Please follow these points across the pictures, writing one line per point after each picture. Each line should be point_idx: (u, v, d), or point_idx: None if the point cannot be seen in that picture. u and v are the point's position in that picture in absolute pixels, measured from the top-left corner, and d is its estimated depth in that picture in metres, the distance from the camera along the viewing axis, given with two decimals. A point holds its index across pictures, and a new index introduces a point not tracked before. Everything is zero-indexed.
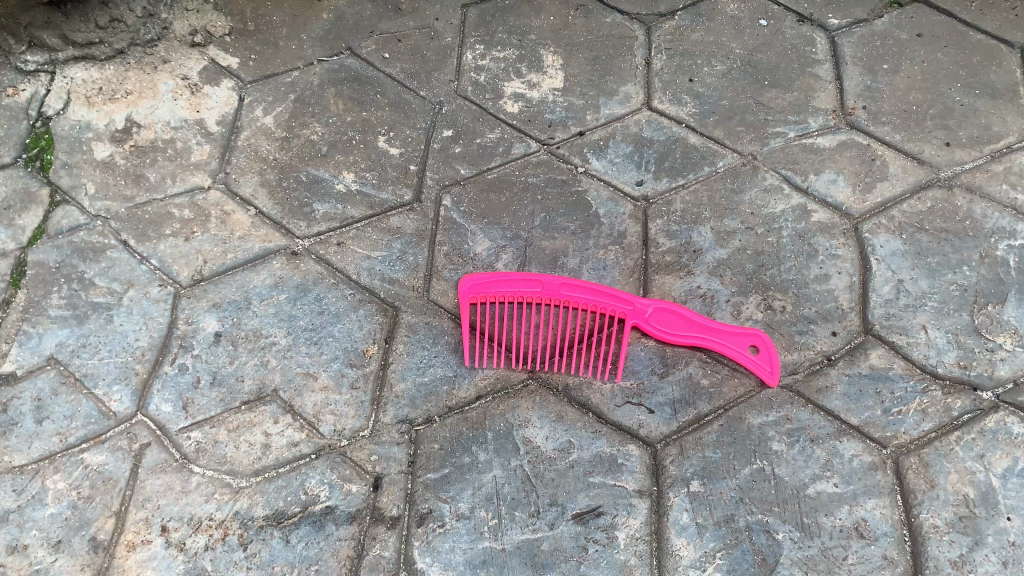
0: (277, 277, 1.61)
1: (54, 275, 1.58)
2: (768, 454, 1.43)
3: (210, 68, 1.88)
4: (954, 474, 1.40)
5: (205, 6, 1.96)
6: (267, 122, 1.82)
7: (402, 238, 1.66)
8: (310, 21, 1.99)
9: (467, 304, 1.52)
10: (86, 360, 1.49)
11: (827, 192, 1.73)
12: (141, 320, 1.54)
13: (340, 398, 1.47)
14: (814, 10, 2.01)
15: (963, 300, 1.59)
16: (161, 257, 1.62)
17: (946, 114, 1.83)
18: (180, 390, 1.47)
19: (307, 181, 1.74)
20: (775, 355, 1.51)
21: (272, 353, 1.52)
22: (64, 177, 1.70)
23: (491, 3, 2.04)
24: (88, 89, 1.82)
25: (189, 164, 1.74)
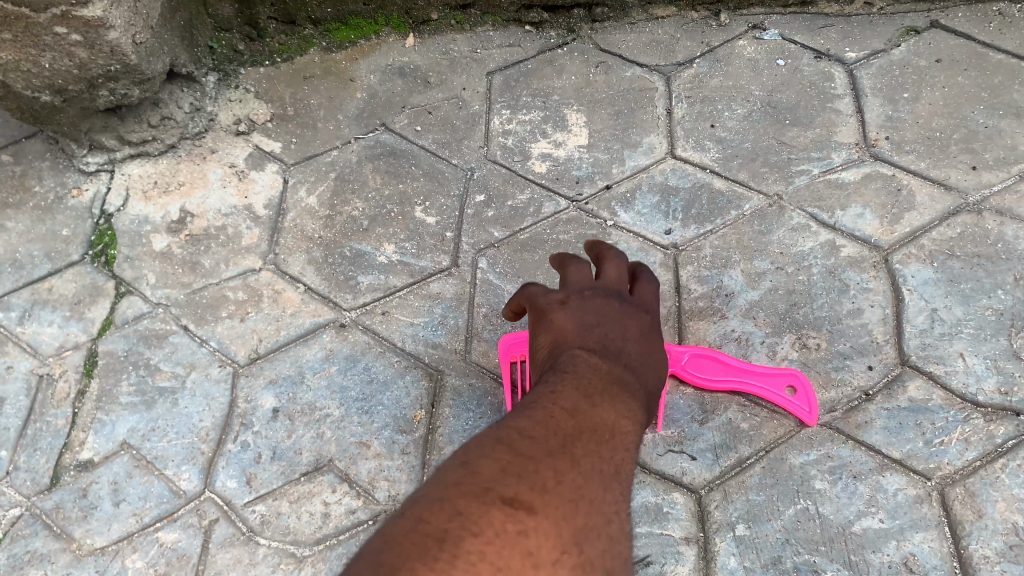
0: (328, 350, 1.70)
1: (123, 363, 1.70)
2: (812, 493, 1.46)
3: (254, 155, 2.00)
4: (1002, 502, 1.41)
5: (246, 96, 2.09)
6: (311, 202, 1.92)
7: (442, 303, 1.74)
8: (345, 100, 2.09)
9: (507, 363, 1.61)
10: (155, 443, 1.60)
11: (855, 226, 1.75)
12: (205, 401, 1.65)
13: (393, 464, 1.55)
14: (831, 45, 2.04)
15: (999, 325, 1.60)
16: (219, 339, 1.72)
17: (971, 138, 1.84)
18: (243, 465, 1.56)
19: (351, 255, 1.83)
20: (812, 395, 1.55)
21: (327, 424, 1.60)
22: (127, 270, 1.83)
23: (514, 68, 2.12)
24: (145, 184, 1.95)
25: (240, 248, 1.85)
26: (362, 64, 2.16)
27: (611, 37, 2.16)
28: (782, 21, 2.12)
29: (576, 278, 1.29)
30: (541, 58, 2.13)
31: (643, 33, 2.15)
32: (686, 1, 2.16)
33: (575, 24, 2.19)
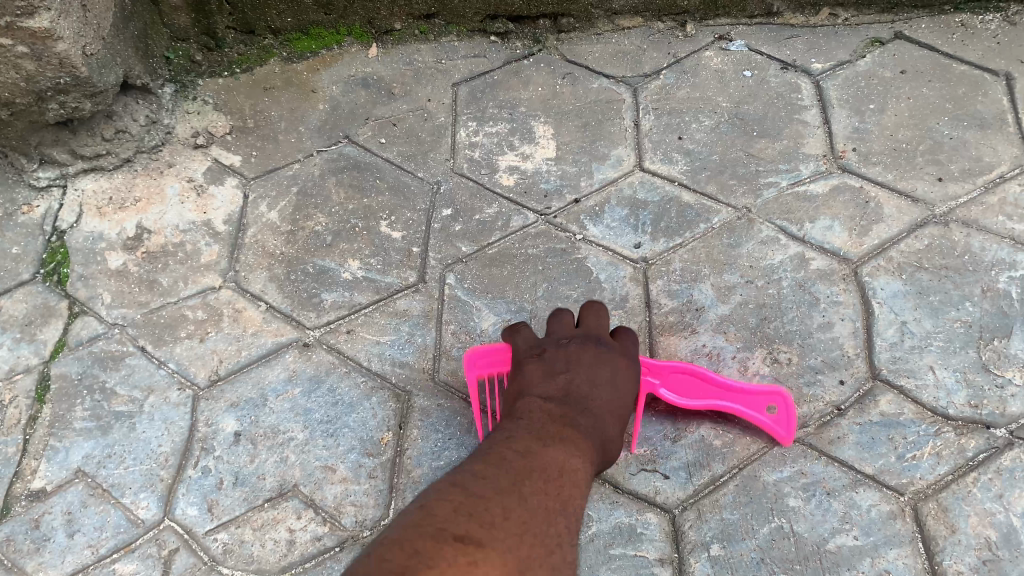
0: (291, 371, 1.65)
1: (77, 387, 1.64)
2: (786, 510, 1.44)
3: (214, 168, 1.94)
4: (974, 517, 1.41)
5: (205, 107, 2.04)
6: (273, 217, 1.87)
7: (409, 320, 1.70)
8: (307, 112, 2.04)
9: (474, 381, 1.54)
10: (111, 470, 1.54)
11: (824, 238, 1.74)
12: (163, 425, 1.59)
13: (359, 488, 1.51)
14: (797, 56, 2.04)
15: (968, 337, 1.60)
16: (179, 361, 1.67)
17: (936, 149, 1.85)
18: (205, 492, 1.51)
19: (315, 272, 1.79)
20: (793, 414, 1.50)
21: (291, 448, 1.56)
22: (81, 289, 1.76)
23: (480, 79, 2.09)
24: (100, 199, 1.89)
25: (200, 266, 1.80)
26: (324, 74, 2.11)
27: (577, 48, 2.13)
28: (747, 32, 2.12)
29: (558, 328, 1.43)
30: (507, 69, 2.10)
31: (609, 44, 2.13)
32: (652, 12, 2.15)
33: (541, 34, 2.16)
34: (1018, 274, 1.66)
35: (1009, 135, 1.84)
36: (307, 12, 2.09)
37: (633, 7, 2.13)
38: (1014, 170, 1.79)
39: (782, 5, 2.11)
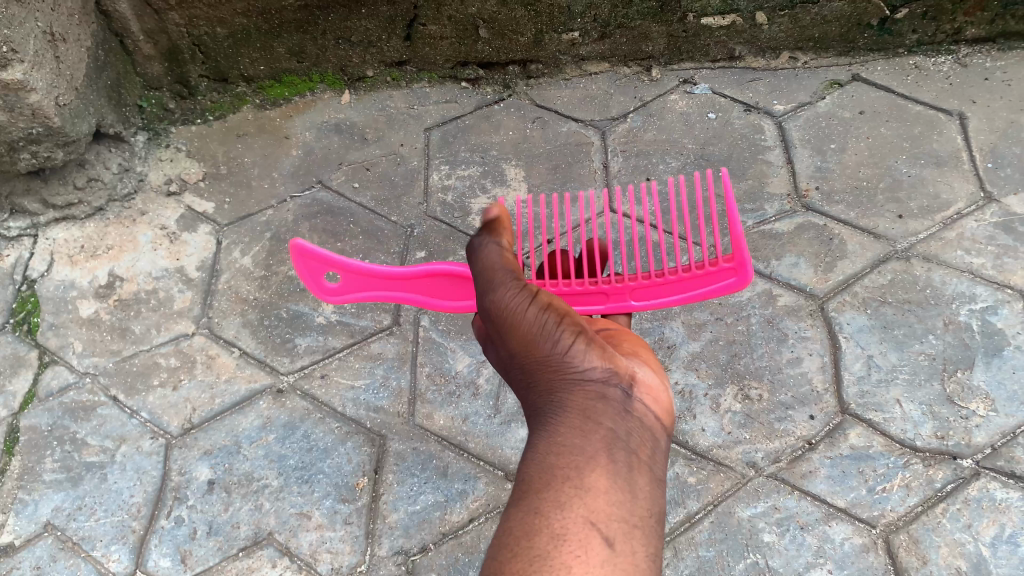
0: (265, 417, 1.65)
1: (47, 438, 1.63)
2: (760, 546, 1.46)
3: (187, 216, 1.94)
4: (945, 548, 1.44)
5: (177, 155, 2.05)
6: (246, 263, 1.87)
7: (384, 363, 1.71)
8: (280, 158, 2.06)
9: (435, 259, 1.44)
10: (82, 522, 1.54)
11: (791, 275, 1.78)
12: (136, 475, 1.58)
13: (335, 535, 1.52)
14: (760, 99, 2.10)
15: (932, 370, 1.63)
16: (151, 409, 1.66)
17: (896, 187, 1.90)
18: (177, 542, 1.51)
19: (288, 316, 1.79)
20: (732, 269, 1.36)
21: (265, 496, 1.56)
22: (52, 338, 1.75)
23: (451, 123, 2.12)
24: (71, 248, 1.89)
25: (172, 312, 1.79)
26: (297, 121, 2.14)
27: (546, 93, 2.18)
28: (712, 75, 2.18)
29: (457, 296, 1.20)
30: (478, 114, 2.14)
31: (577, 89, 2.18)
32: (618, 57, 2.20)
33: (511, 80, 2.21)
34: (978, 307, 1.70)
35: (965, 172, 1.90)
36: (280, 60, 2.12)
37: (600, 53, 2.19)
38: (970, 206, 1.84)
39: (744, 49, 2.17)
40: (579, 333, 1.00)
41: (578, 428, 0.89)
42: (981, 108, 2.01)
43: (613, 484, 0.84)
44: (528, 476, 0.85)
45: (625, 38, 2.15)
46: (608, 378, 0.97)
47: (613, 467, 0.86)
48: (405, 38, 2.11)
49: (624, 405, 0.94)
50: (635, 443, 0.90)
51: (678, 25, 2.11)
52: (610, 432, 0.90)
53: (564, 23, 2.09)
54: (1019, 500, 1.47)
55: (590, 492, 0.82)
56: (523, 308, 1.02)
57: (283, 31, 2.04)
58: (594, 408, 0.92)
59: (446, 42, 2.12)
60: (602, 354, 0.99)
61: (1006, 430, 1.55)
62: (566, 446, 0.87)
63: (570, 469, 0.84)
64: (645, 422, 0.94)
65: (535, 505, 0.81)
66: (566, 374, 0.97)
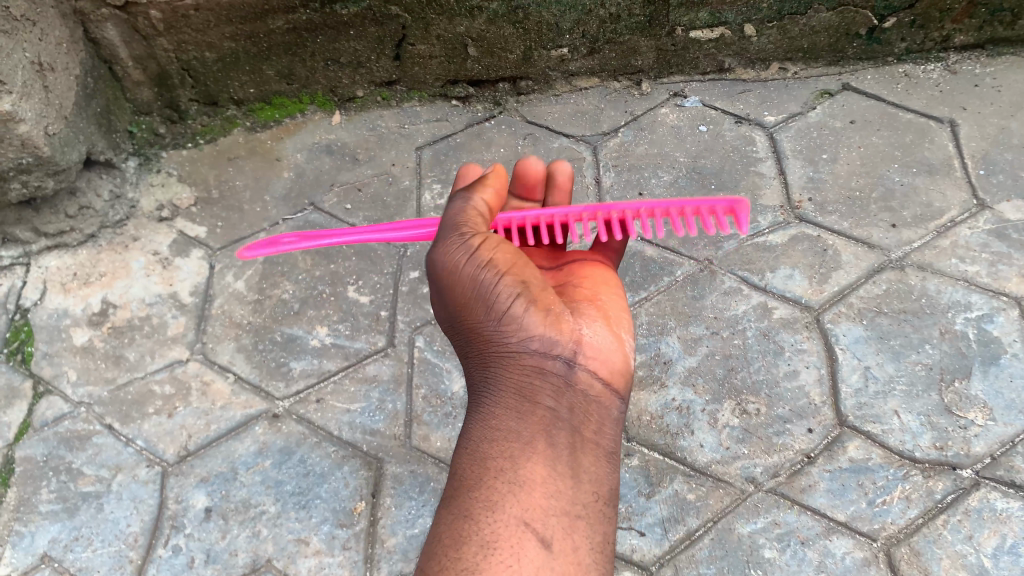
0: (261, 443, 1.64)
1: (43, 469, 1.62)
2: (761, 563, 1.46)
3: (179, 241, 1.94)
4: (946, 560, 1.43)
5: (169, 179, 2.05)
6: (239, 287, 1.86)
7: (379, 386, 1.70)
8: (271, 180, 2.06)
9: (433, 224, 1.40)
10: (79, 554, 1.53)
11: (785, 287, 1.78)
12: (133, 504, 1.58)
13: (334, 560, 1.51)
14: (750, 110, 2.10)
15: (930, 380, 1.63)
16: (147, 438, 1.66)
17: (889, 196, 1.90)
18: (175, 572, 1.51)
19: (283, 340, 1.78)
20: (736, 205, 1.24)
21: (263, 522, 1.56)
22: (46, 367, 1.75)
23: (442, 142, 2.12)
24: (64, 276, 1.88)
25: (166, 339, 1.79)
26: (288, 142, 2.14)
27: (537, 109, 2.18)
28: (702, 87, 2.17)
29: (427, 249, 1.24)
30: (469, 131, 2.14)
31: (568, 104, 2.18)
32: (608, 72, 2.20)
33: (501, 97, 2.20)
34: (974, 315, 1.70)
35: (957, 179, 1.90)
36: (269, 82, 2.11)
37: (589, 68, 2.19)
38: (963, 213, 1.84)
39: (734, 61, 2.17)
40: (522, 302, 1.12)
41: (517, 411, 1.10)
42: (972, 115, 2.01)
43: (547, 474, 1.04)
44: (465, 472, 1.07)
45: (614, 54, 2.15)
46: (547, 350, 1.12)
47: (547, 454, 1.06)
48: (394, 58, 2.11)
49: (564, 377, 1.11)
50: (573, 419, 1.09)
51: (667, 38, 2.11)
52: (548, 414, 1.09)
53: (552, 39, 2.09)
54: (1020, 510, 1.47)
55: (522, 490, 1.02)
56: (463, 274, 1.11)
57: (271, 54, 2.04)
58: (531, 389, 1.10)
59: (435, 60, 2.12)
60: (543, 322, 1.12)
61: (1005, 439, 1.54)
62: (505, 432, 1.08)
63: (506, 462, 1.05)
64: (585, 389, 1.11)
65: (471, 509, 1.02)
66: (509, 352, 1.12)
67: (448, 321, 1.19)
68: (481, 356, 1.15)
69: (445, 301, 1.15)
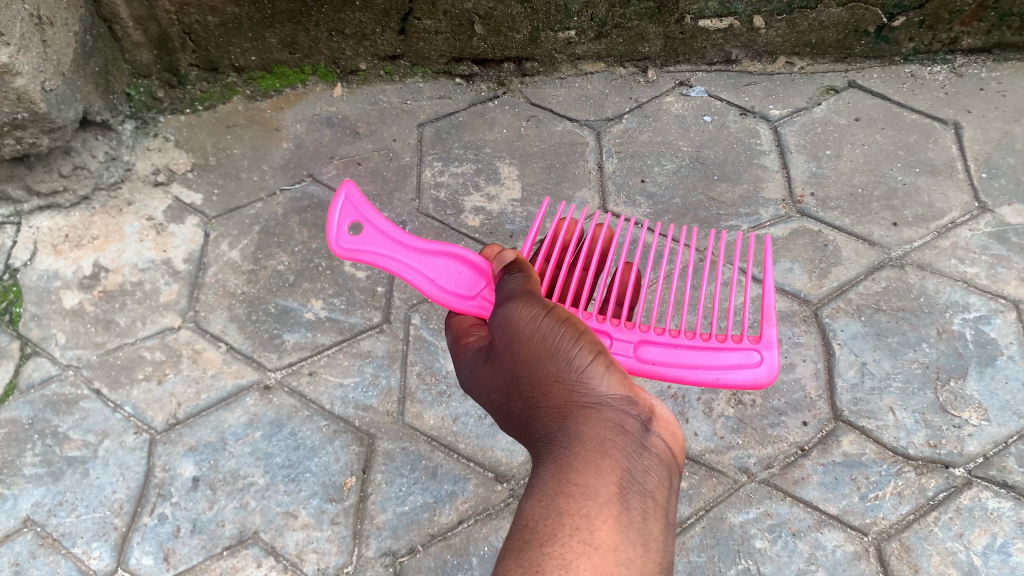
0: (251, 414, 1.62)
1: (28, 431, 1.59)
2: (752, 553, 1.46)
3: (174, 207, 1.91)
4: (936, 556, 1.43)
5: (166, 145, 2.01)
6: (234, 256, 1.84)
7: (374, 361, 1.68)
8: (270, 151, 2.03)
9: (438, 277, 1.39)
10: (62, 518, 1.51)
11: (785, 280, 1.77)
12: (119, 470, 1.55)
13: (322, 535, 1.49)
14: (755, 103, 2.09)
15: (925, 378, 1.63)
16: (135, 404, 1.63)
17: (890, 194, 1.90)
18: (161, 540, 1.49)
19: (276, 312, 1.76)
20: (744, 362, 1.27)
21: (250, 494, 1.54)
22: (33, 328, 1.71)
23: (444, 120, 2.10)
24: (55, 238, 1.85)
25: (158, 305, 1.76)
26: (288, 113, 2.11)
27: (541, 91, 2.16)
28: (707, 78, 2.17)
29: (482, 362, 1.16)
30: (472, 111, 2.12)
31: (572, 88, 2.16)
32: (614, 57, 2.18)
33: (505, 78, 2.19)
34: (972, 316, 1.70)
35: (959, 181, 1.90)
36: (272, 51, 2.09)
37: (596, 52, 2.17)
38: (964, 215, 1.84)
39: (740, 52, 2.16)
40: (599, 361, 1.03)
41: (593, 463, 0.93)
42: (976, 118, 2.01)
43: (623, 538, 0.88)
44: (535, 527, 0.89)
45: (622, 39, 2.13)
46: (626, 409, 0.99)
47: (623, 516, 0.89)
48: (399, 32, 2.08)
49: (642, 437, 0.98)
50: (651, 484, 0.94)
51: (675, 26, 2.10)
52: (626, 469, 0.94)
53: (560, 21, 2.07)
54: (1011, 510, 1.47)
55: (597, 550, 0.85)
56: (539, 330, 1.06)
57: (275, 22, 2.01)
58: (608, 441, 0.96)
59: (441, 37, 2.10)
60: (621, 382, 1.01)
61: (998, 440, 1.55)
62: (581, 486, 0.91)
63: (579, 520, 0.88)
64: (662, 459, 0.97)
65: (541, 565, 0.84)
66: (589, 405, 0.99)
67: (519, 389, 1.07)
68: (551, 403, 1.02)
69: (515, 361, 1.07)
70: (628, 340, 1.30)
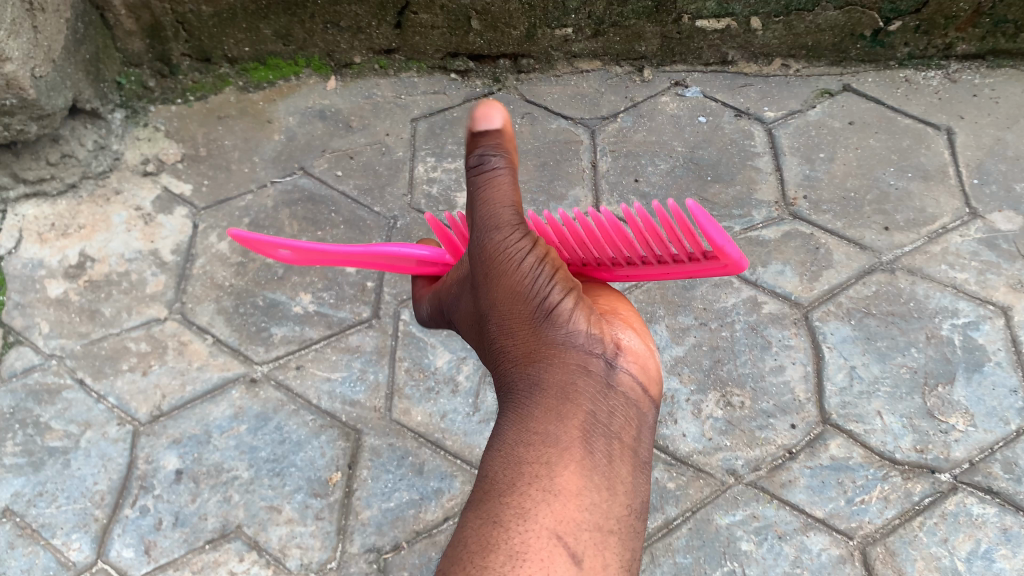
0: (237, 407, 1.61)
1: (9, 421, 1.58)
2: (737, 555, 1.46)
3: (163, 197, 1.89)
4: (921, 561, 1.43)
5: (155, 134, 2.00)
6: (223, 248, 1.82)
7: (362, 356, 1.67)
8: (261, 142, 2.01)
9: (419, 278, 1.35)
10: (42, 509, 1.50)
11: (776, 283, 1.77)
12: (100, 462, 1.54)
13: (306, 530, 1.48)
14: (750, 104, 2.09)
15: (914, 383, 1.63)
16: (119, 395, 1.61)
17: (883, 199, 1.90)
18: (142, 532, 1.47)
19: (264, 305, 1.74)
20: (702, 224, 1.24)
21: (234, 487, 1.53)
22: (17, 317, 1.70)
23: (439, 115, 2.08)
24: (41, 226, 1.83)
25: (145, 296, 1.74)
26: (281, 105, 2.09)
27: (536, 88, 2.15)
28: (703, 79, 2.16)
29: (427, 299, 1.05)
30: (466, 107, 2.10)
31: (568, 86, 2.15)
32: (611, 56, 2.18)
33: (500, 74, 2.18)
34: (961, 321, 1.70)
35: (951, 187, 1.90)
36: (265, 42, 2.07)
37: (592, 50, 2.16)
38: (955, 221, 1.84)
39: (737, 54, 2.16)
40: (563, 299, 0.92)
41: (557, 409, 0.84)
42: (969, 125, 2.01)
43: (586, 485, 0.79)
44: (493, 478, 0.80)
45: (618, 37, 2.12)
46: (590, 349, 0.90)
47: (587, 461, 0.81)
48: (395, 25, 2.07)
49: (609, 376, 0.89)
50: (617, 425, 0.86)
51: (672, 26, 2.09)
52: (590, 411, 0.85)
53: (557, 18, 2.06)
54: (996, 516, 1.47)
55: (558, 499, 0.77)
56: (495, 262, 0.92)
57: (270, 13, 2.00)
58: (575, 384, 0.87)
59: (437, 31, 2.09)
60: (584, 319, 0.92)
61: (984, 445, 1.54)
62: (541, 433, 0.82)
63: (539, 468, 0.79)
64: (630, 397, 0.89)
65: (498, 517, 0.76)
66: (552, 348, 0.90)
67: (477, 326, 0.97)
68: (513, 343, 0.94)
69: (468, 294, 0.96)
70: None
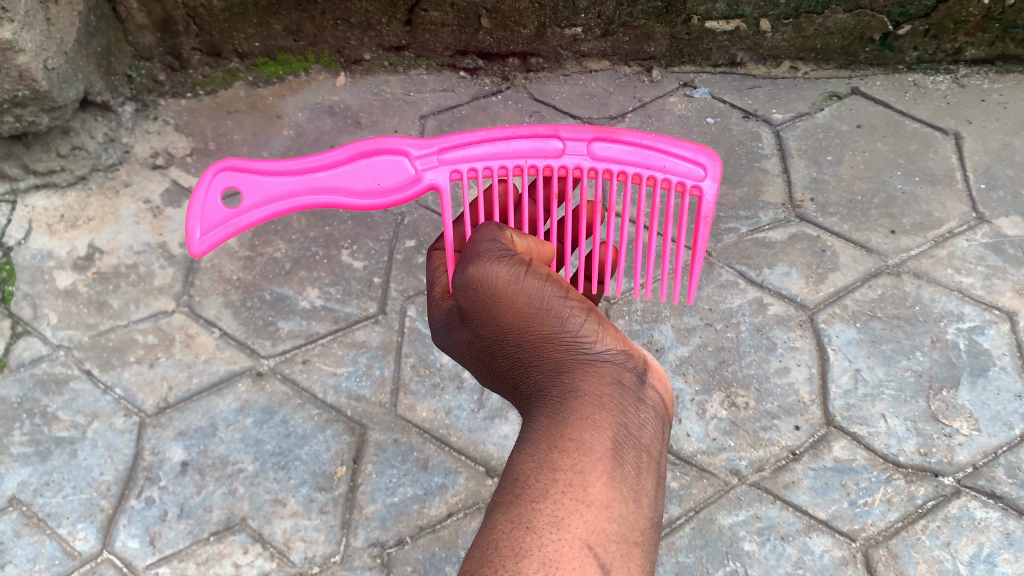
0: (242, 401, 1.62)
1: (17, 410, 1.59)
2: (740, 555, 1.46)
3: (172, 190, 1.90)
4: (923, 564, 1.44)
5: (165, 128, 2.01)
6: (231, 242, 1.83)
7: (368, 351, 1.67)
8: (270, 137, 2.02)
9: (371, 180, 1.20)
10: (49, 499, 1.51)
11: (782, 285, 1.77)
12: (107, 452, 1.55)
13: (310, 524, 1.49)
14: (758, 106, 2.09)
15: (918, 387, 1.63)
16: (126, 386, 1.62)
17: (889, 202, 1.90)
18: (147, 523, 1.48)
19: (272, 299, 1.75)
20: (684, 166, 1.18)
21: (239, 480, 1.53)
22: (26, 307, 1.71)
23: (447, 113, 2.09)
24: (50, 217, 1.84)
25: (153, 288, 1.75)
26: (290, 100, 2.10)
27: (545, 87, 2.16)
28: (712, 80, 2.17)
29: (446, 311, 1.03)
30: (474, 105, 2.11)
31: (576, 85, 2.16)
32: (620, 56, 2.18)
33: (510, 72, 2.18)
34: (966, 325, 1.70)
35: (958, 192, 1.90)
36: (276, 38, 2.07)
37: (601, 50, 2.16)
38: (962, 225, 1.84)
39: (746, 56, 2.16)
40: (593, 319, 0.94)
41: (588, 419, 0.84)
42: (976, 129, 2.01)
43: (616, 494, 0.79)
44: (524, 481, 0.80)
45: (628, 37, 2.12)
46: (622, 365, 0.92)
47: (617, 473, 0.81)
48: (405, 23, 2.07)
49: (638, 392, 0.90)
50: (646, 439, 0.86)
51: (682, 27, 2.09)
52: (622, 423, 0.85)
53: (567, 17, 2.06)
54: (999, 520, 1.47)
55: (591, 507, 0.77)
56: (523, 284, 0.94)
57: (281, 8, 2.00)
58: (604, 396, 0.87)
59: (446, 29, 2.09)
60: (614, 338, 0.94)
61: (988, 450, 1.55)
62: (576, 441, 0.82)
63: (573, 476, 0.79)
64: (658, 411, 0.90)
65: (531, 521, 0.76)
66: (583, 365, 0.91)
67: (503, 343, 0.95)
68: (545, 359, 0.93)
69: (491, 314, 0.95)
70: (577, 153, 1.18)
